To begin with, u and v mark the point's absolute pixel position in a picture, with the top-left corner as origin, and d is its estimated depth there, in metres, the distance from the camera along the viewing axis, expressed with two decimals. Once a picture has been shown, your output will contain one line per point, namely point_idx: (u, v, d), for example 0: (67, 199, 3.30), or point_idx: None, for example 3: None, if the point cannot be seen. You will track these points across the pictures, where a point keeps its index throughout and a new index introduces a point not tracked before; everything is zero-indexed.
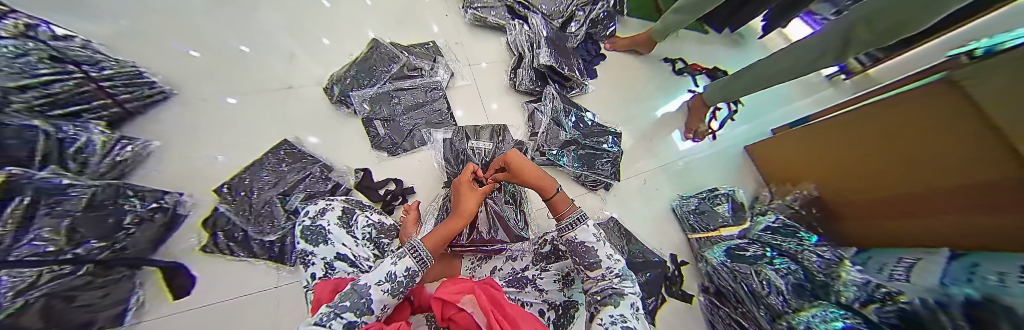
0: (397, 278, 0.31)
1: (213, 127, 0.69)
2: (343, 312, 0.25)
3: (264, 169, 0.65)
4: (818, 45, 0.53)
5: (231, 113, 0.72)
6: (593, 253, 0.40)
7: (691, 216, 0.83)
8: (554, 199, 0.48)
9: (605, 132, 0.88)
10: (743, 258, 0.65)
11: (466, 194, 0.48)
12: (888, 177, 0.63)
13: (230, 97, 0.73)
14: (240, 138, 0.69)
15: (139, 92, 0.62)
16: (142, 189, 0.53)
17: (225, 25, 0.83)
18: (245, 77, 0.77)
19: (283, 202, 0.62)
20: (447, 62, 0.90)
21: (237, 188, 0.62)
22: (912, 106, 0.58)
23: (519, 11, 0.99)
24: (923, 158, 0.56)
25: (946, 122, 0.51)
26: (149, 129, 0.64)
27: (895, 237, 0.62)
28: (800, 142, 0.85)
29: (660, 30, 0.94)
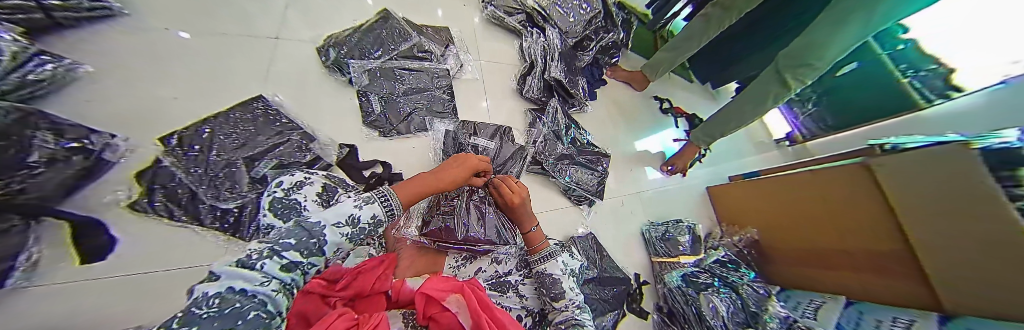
0: (358, 224, 0.33)
1: (172, 65, 0.58)
2: (288, 250, 0.25)
3: (229, 127, 0.57)
4: (766, 84, 0.71)
5: (199, 54, 0.61)
6: (559, 285, 0.46)
7: (658, 241, 0.88)
8: (530, 233, 0.54)
9: (596, 152, 0.94)
10: (697, 284, 0.74)
11: (456, 169, 0.52)
12: (821, 234, 0.75)
13: (203, 35, 0.63)
14: (208, 86, 0.60)
15: (76, 3, 0.50)
16: (62, 122, 0.42)
17: None
18: (218, 13, 0.66)
19: (248, 167, 0.55)
20: (458, 52, 0.88)
21: (195, 141, 0.53)
22: (842, 178, 0.70)
23: (537, 20, 1.00)
24: (837, 222, 0.71)
25: (861, 196, 0.65)
26: (72, 47, 0.50)
27: (818, 283, 0.76)
28: (742, 190, 0.99)
29: (657, 61, 1.01)
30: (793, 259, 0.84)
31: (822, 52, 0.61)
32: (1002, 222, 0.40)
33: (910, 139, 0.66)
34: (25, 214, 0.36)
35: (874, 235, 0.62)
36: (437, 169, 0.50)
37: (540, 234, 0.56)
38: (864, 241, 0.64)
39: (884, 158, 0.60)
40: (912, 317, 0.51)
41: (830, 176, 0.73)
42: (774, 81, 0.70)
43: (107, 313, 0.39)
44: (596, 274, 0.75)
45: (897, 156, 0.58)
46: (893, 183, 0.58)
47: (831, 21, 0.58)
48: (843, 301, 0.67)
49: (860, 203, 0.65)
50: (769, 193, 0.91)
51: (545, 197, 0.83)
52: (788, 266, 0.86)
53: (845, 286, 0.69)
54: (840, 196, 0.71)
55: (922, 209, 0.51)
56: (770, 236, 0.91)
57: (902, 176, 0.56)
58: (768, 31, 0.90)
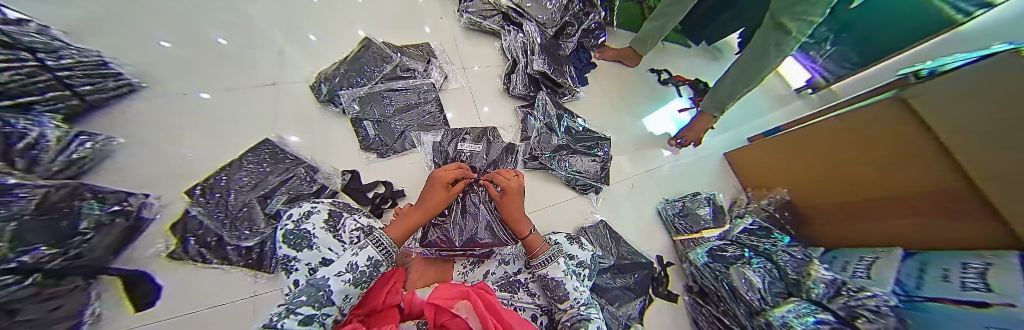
0: (357, 268, 0.37)
1: (189, 125, 0.64)
2: (302, 305, 0.30)
3: (242, 170, 0.61)
4: (771, 34, 0.65)
5: (211, 111, 0.67)
6: (563, 286, 0.46)
7: (676, 218, 0.84)
8: (527, 238, 0.55)
9: (595, 137, 0.92)
10: (726, 258, 0.68)
11: (436, 191, 0.55)
12: (865, 184, 0.67)
13: (211, 92, 0.69)
14: (220, 138, 0.65)
15: (101, 84, 0.56)
16: (104, 190, 0.46)
17: (200, 18, 0.77)
18: (221, 72, 0.72)
19: (263, 204, 0.58)
20: (440, 64, 0.90)
21: (215, 189, 0.58)
22: (875, 120, 0.64)
23: (514, 17, 1.01)
24: (882, 167, 0.63)
25: (900, 134, 0.58)
26: (107, 125, 0.57)
27: (866, 239, 0.69)
28: (769, 150, 0.92)
29: (646, 33, 0.99)
30: (834, 216, 0.76)
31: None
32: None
33: (950, 60, 0.58)
34: (82, 274, 0.41)
35: (920, 175, 0.55)
36: (422, 200, 0.54)
37: (538, 237, 0.56)
38: (913, 184, 0.57)
39: (922, 87, 0.53)
40: (986, 260, 0.44)
41: (865, 120, 0.66)
42: (776, 27, 0.64)
43: None
44: (613, 262, 0.72)
45: (936, 84, 0.51)
46: (933, 114, 0.51)
47: None
48: (899, 254, 0.60)
49: (899, 142, 0.58)
50: (796, 149, 0.84)
51: (548, 192, 0.82)
52: (828, 225, 0.78)
53: (897, 238, 0.62)
54: (879, 137, 0.63)
55: (964, 135, 0.46)
56: (804, 195, 0.83)
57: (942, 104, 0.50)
58: None
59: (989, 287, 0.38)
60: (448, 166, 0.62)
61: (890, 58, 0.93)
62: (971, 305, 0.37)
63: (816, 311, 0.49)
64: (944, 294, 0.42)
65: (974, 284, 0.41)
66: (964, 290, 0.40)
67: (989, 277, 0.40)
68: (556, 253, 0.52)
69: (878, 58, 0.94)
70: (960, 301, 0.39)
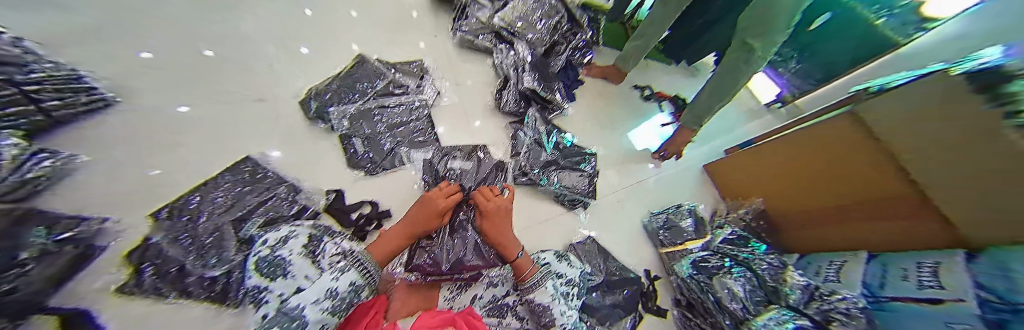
0: (336, 294, 0.38)
1: (164, 143, 0.61)
2: None
3: (217, 189, 0.59)
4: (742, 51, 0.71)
5: (192, 128, 0.65)
6: (550, 311, 0.48)
7: (661, 231, 0.85)
8: (515, 261, 0.54)
9: (583, 153, 0.95)
10: (708, 269, 0.72)
11: (422, 217, 0.54)
12: (829, 192, 0.73)
13: (192, 109, 0.67)
14: (201, 157, 0.63)
15: (73, 100, 0.53)
16: (59, 215, 0.42)
17: (186, 29, 0.76)
18: (206, 86, 0.71)
19: (237, 227, 0.55)
20: (433, 80, 0.92)
21: (185, 212, 0.54)
22: (831, 134, 0.70)
23: (506, 37, 1.06)
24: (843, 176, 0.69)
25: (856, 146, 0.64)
26: (72, 143, 0.54)
27: (837, 244, 0.73)
28: (741, 162, 0.98)
29: (631, 52, 1.06)
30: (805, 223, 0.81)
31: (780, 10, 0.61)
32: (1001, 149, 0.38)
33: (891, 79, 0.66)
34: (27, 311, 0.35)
35: (878, 184, 0.60)
36: (409, 222, 0.54)
37: (528, 258, 0.55)
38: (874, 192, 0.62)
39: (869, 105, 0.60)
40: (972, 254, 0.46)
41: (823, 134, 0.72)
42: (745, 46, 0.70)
43: None
44: (603, 279, 0.72)
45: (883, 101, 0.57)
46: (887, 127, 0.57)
47: None
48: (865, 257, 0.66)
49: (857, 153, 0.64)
50: (765, 161, 0.90)
51: (537, 208, 0.83)
52: (800, 232, 0.83)
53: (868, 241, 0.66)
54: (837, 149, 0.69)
55: (921, 143, 0.50)
56: (776, 204, 0.88)
57: (895, 119, 0.55)
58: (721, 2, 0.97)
59: (993, 281, 0.40)
60: (442, 187, 0.61)
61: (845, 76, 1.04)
62: (995, 303, 0.37)
63: (796, 317, 0.55)
64: (954, 293, 0.43)
65: (974, 280, 0.43)
66: (972, 287, 0.41)
67: (990, 270, 0.41)
68: (546, 275, 0.53)
69: None
70: (976, 301, 0.39)
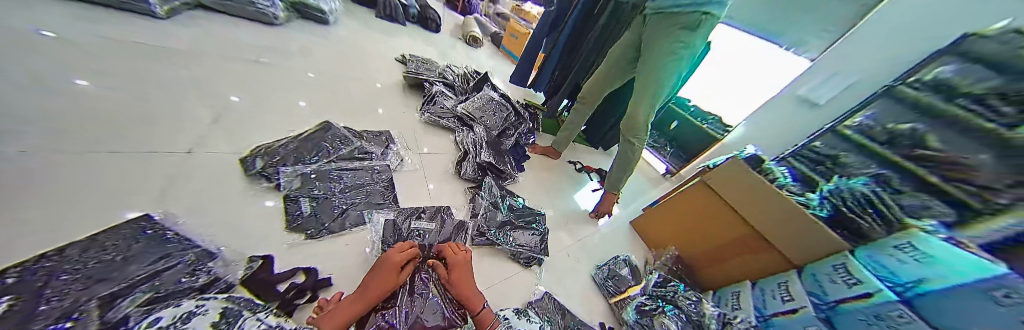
0: None
1: (19, 192, 0.48)
2: None
3: (79, 262, 0.42)
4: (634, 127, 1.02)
5: (69, 179, 0.54)
6: None
7: (606, 281, 0.94)
8: (479, 313, 0.57)
9: (533, 212, 1.08)
10: (648, 312, 0.79)
11: (384, 273, 0.55)
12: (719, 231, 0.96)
13: (93, 158, 0.59)
14: (64, 208, 0.49)
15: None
16: None
17: (138, 95, 0.77)
18: (126, 141, 0.65)
19: (104, 307, 0.37)
20: (397, 149, 1.03)
21: (5, 292, 0.34)
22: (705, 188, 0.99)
23: (465, 120, 1.30)
24: (724, 217, 0.94)
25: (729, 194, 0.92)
26: None
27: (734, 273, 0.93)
28: (651, 217, 1.19)
29: (563, 139, 1.41)
30: (708, 261, 1.00)
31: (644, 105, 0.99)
32: (787, 205, 0.78)
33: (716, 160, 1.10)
34: None
35: (726, 229, 0.93)
36: (367, 284, 0.54)
37: (489, 313, 0.58)
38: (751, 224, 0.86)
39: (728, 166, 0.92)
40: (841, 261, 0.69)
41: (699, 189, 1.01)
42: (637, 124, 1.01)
43: None
44: None
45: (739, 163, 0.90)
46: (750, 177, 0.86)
47: (645, 87, 0.99)
48: (749, 286, 0.86)
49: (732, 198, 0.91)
50: (665, 214, 1.13)
51: (494, 268, 0.83)
52: (704, 270, 1.01)
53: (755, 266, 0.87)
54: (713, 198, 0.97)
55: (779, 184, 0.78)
56: (682, 249, 1.07)
57: (724, 188, 0.93)
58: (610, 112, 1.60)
59: (858, 281, 0.64)
60: (399, 245, 0.63)
61: (702, 158, 1.71)
62: (866, 301, 0.60)
63: None
64: (840, 293, 0.64)
65: (845, 280, 0.65)
66: (848, 287, 0.64)
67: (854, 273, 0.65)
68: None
69: None
70: (855, 297, 0.62)
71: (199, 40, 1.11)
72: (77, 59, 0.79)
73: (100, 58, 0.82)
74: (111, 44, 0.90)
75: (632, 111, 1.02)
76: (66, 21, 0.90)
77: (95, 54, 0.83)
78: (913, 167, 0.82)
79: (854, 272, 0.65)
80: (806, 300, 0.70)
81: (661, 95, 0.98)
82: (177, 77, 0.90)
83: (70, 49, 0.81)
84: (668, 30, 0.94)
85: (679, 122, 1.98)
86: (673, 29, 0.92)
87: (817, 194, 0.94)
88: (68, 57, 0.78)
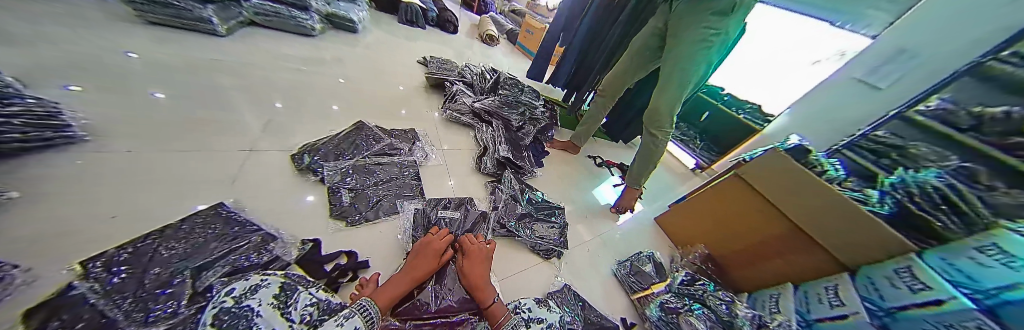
0: None
1: (124, 183, 0.59)
2: None
3: (178, 238, 0.53)
4: (657, 120, 0.97)
5: (157, 172, 0.64)
6: None
7: (629, 277, 0.92)
8: (492, 307, 0.58)
9: (552, 205, 1.08)
10: (673, 309, 0.76)
11: (424, 261, 0.61)
12: (754, 229, 0.89)
13: (176, 156, 0.70)
14: (156, 195, 0.60)
15: (36, 134, 0.56)
16: None
17: (205, 103, 0.90)
18: (196, 141, 0.76)
19: (195, 277, 0.49)
20: (422, 146, 1.09)
21: (133, 261, 0.47)
22: (739, 183, 0.95)
23: (484, 116, 1.34)
24: (760, 213, 0.88)
25: (765, 188, 0.87)
26: (20, 179, 0.51)
27: (774, 275, 0.84)
28: (678, 214, 1.14)
29: (582, 132, 1.40)
30: (742, 261, 0.92)
31: (669, 96, 0.94)
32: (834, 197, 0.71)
33: None
34: None
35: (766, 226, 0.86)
36: (407, 268, 0.59)
37: (501, 307, 0.59)
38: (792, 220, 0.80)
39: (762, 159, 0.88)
40: (907, 263, 0.60)
41: (733, 184, 0.97)
42: (661, 117, 0.96)
43: None
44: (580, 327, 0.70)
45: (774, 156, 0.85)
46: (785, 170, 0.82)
47: (672, 77, 0.93)
48: (791, 287, 0.79)
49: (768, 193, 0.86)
50: (693, 211, 1.08)
51: (514, 258, 0.86)
52: (738, 272, 0.93)
53: (799, 267, 0.79)
54: (746, 193, 0.92)
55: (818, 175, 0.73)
56: (712, 248, 1.01)
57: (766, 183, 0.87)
58: (631, 107, 1.55)
59: (927, 286, 0.55)
60: (436, 233, 0.69)
61: (739, 151, 1.63)
62: (931, 306, 0.52)
63: None
64: (904, 299, 0.57)
65: (913, 286, 0.57)
66: (915, 292, 0.56)
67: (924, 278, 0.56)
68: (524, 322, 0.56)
69: None
70: (920, 302, 0.54)
71: (252, 54, 1.25)
72: (163, 76, 0.93)
73: (175, 73, 0.96)
74: (182, 59, 1.04)
75: (656, 102, 0.98)
76: (148, 42, 1.05)
77: (172, 69, 0.97)
78: (1012, 159, 0.72)
79: (922, 277, 0.57)
80: (858, 305, 0.62)
81: (688, 85, 0.93)
82: (234, 87, 1.02)
83: (153, 67, 0.95)
84: (696, 16, 0.89)
85: (710, 112, 1.84)
86: (703, 15, 0.87)
87: (882, 188, 0.83)
88: (152, 74, 0.92)
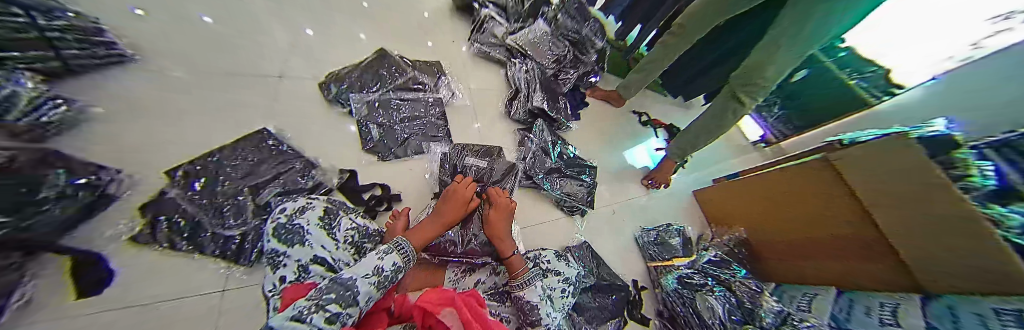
0: (383, 272, 0.38)
1: (182, 104, 0.65)
2: (330, 303, 0.29)
3: (238, 156, 0.62)
4: (739, 88, 0.74)
5: (206, 95, 0.69)
6: (537, 310, 0.50)
7: (651, 246, 0.90)
8: (509, 259, 0.58)
9: (584, 164, 0.99)
10: (691, 285, 0.76)
11: (451, 206, 0.61)
12: (799, 228, 0.78)
13: (217, 78, 0.72)
14: (213, 120, 0.66)
15: (90, 52, 0.57)
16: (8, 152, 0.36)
17: (221, 8, 0.82)
18: (228, 61, 0.76)
19: (254, 194, 0.59)
20: (449, 81, 0.99)
21: (199, 175, 0.57)
22: (806, 175, 0.75)
23: (518, 52, 1.14)
24: (812, 214, 0.74)
25: (828, 189, 0.69)
26: (97, 93, 0.57)
27: (806, 274, 0.78)
28: (725, 194, 1.03)
29: (632, 80, 1.10)
30: (779, 254, 0.85)
31: (774, 56, 0.66)
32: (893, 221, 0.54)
33: (859, 135, 0.78)
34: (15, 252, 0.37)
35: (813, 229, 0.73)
36: (438, 212, 0.59)
37: (519, 259, 0.59)
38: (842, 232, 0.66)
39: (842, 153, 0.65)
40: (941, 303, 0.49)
41: (799, 174, 0.78)
42: (749, 85, 0.72)
43: None
44: (592, 282, 0.73)
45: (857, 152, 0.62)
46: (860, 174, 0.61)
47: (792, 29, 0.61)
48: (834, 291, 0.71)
49: (828, 195, 0.69)
50: (743, 193, 0.96)
51: (536, 210, 0.87)
52: (773, 262, 0.88)
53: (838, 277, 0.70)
54: (808, 188, 0.75)
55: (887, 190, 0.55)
56: (752, 235, 0.93)
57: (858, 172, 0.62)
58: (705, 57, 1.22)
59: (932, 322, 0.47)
60: (463, 181, 0.68)
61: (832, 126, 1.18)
62: None
63: None
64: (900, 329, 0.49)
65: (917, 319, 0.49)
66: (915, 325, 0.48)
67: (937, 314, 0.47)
68: (543, 275, 0.56)
69: (821, 120, 1.08)
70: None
71: None
72: None
73: None
74: None
75: (754, 69, 0.71)
76: None
77: None
78: None
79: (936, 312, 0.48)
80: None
81: (817, 41, 0.61)
82: None
83: None
84: None
85: None
86: None
87: None
88: None
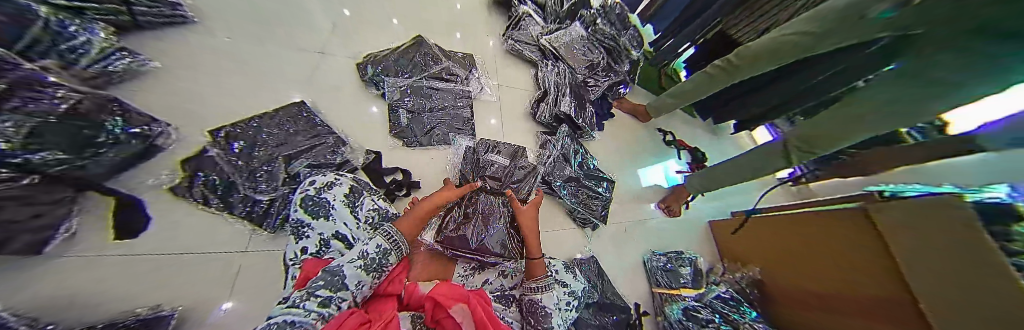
0: (369, 256, 0.34)
1: (229, 67, 0.68)
2: (319, 289, 0.27)
3: (274, 125, 0.63)
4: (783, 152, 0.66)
5: (250, 61, 0.72)
6: (549, 318, 0.50)
7: (659, 271, 0.88)
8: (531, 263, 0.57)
9: (601, 177, 0.96)
10: (697, 318, 0.74)
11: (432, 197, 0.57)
12: (824, 278, 0.72)
13: (263, 46, 0.75)
14: (253, 84, 0.69)
15: (157, 10, 0.62)
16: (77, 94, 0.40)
17: None
18: (274, 31, 0.78)
19: (286, 163, 0.59)
20: (479, 76, 0.99)
21: (236, 137, 0.58)
22: (845, 223, 0.70)
23: (552, 54, 1.12)
24: (842, 264, 0.69)
25: (865, 240, 0.64)
26: (158, 49, 0.62)
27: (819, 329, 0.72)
28: (753, 230, 0.97)
29: (660, 106, 1.08)
30: (797, 302, 0.79)
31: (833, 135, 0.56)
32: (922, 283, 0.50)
33: (907, 188, 0.73)
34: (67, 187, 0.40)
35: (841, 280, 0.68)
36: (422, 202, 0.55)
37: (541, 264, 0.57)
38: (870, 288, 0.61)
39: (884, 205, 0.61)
40: None
41: (839, 222, 0.72)
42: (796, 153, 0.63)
43: (119, 296, 0.43)
44: (596, 298, 0.72)
45: (901, 206, 0.57)
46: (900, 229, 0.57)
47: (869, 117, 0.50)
48: None
49: (863, 247, 0.64)
50: (773, 233, 0.90)
51: (548, 216, 0.87)
52: (789, 310, 0.81)
53: None
54: (844, 237, 0.70)
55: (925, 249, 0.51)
56: (771, 277, 0.88)
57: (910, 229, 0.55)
58: None
59: None
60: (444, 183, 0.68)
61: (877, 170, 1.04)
62: None
63: None
64: None
65: None
66: None
67: None
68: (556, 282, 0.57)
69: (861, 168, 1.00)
70: None
71: None
72: None
73: None
74: None
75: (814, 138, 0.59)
76: None
77: None
78: None
79: None
80: None
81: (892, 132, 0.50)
82: None
83: None
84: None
85: None
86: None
87: None
88: None
